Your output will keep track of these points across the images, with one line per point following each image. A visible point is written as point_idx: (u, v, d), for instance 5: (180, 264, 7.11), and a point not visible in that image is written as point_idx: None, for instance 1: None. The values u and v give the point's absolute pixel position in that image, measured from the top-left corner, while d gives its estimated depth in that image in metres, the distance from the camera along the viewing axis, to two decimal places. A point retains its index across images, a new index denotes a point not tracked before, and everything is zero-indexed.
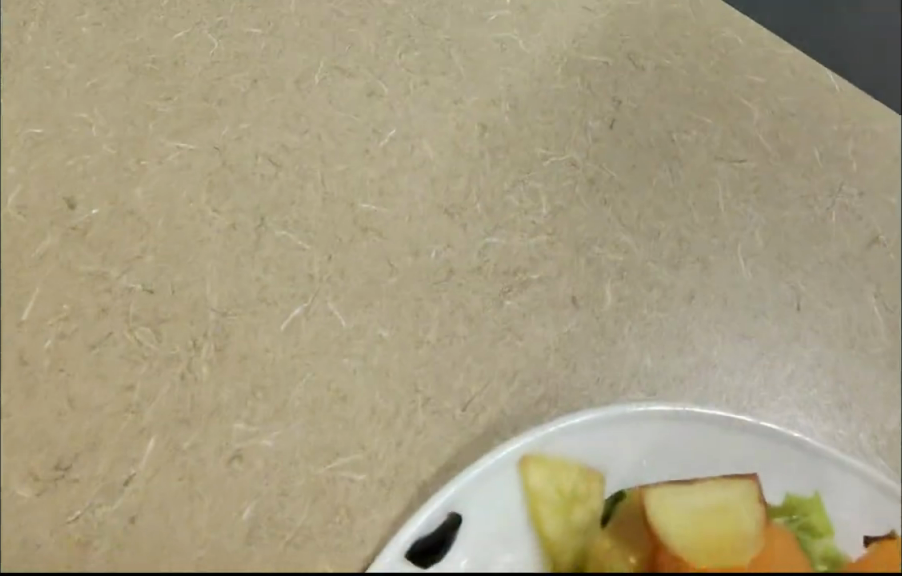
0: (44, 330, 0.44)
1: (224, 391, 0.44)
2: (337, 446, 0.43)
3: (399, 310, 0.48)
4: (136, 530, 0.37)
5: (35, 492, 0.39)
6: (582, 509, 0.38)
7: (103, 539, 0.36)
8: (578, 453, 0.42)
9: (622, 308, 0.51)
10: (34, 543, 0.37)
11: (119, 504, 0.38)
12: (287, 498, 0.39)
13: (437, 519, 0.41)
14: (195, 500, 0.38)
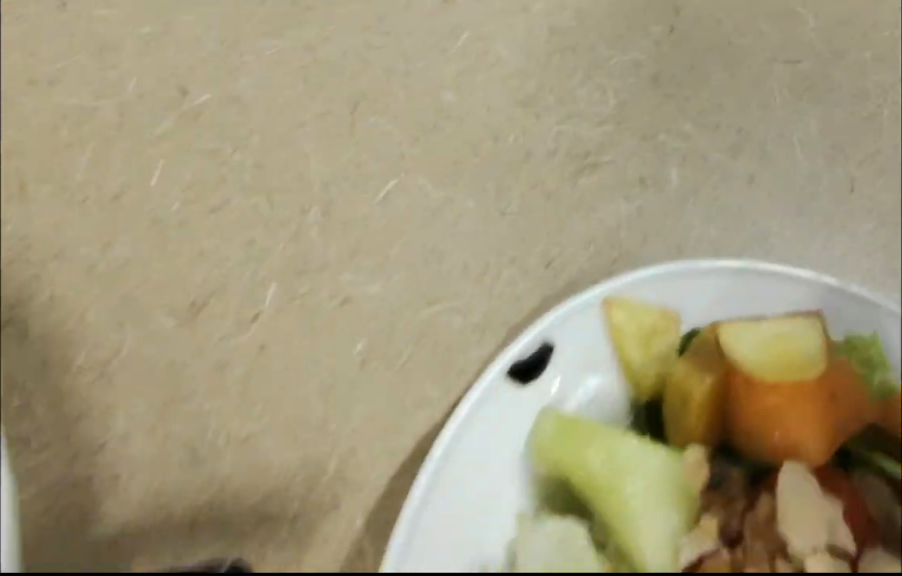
0: (170, 196, 0.49)
1: (332, 247, 0.49)
2: (436, 292, 0.49)
3: (484, 185, 0.52)
4: (267, 354, 0.46)
5: (176, 324, 0.46)
6: (662, 342, 0.42)
7: (240, 359, 0.46)
8: (655, 299, 0.42)
9: (686, 189, 0.55)
10: (182, 364, 0.45)
11: (249, 333, 0.46)
12: (394, 334, 0.48)
13: (525, 349, 0.41)
14: (321, 333, 0.47)
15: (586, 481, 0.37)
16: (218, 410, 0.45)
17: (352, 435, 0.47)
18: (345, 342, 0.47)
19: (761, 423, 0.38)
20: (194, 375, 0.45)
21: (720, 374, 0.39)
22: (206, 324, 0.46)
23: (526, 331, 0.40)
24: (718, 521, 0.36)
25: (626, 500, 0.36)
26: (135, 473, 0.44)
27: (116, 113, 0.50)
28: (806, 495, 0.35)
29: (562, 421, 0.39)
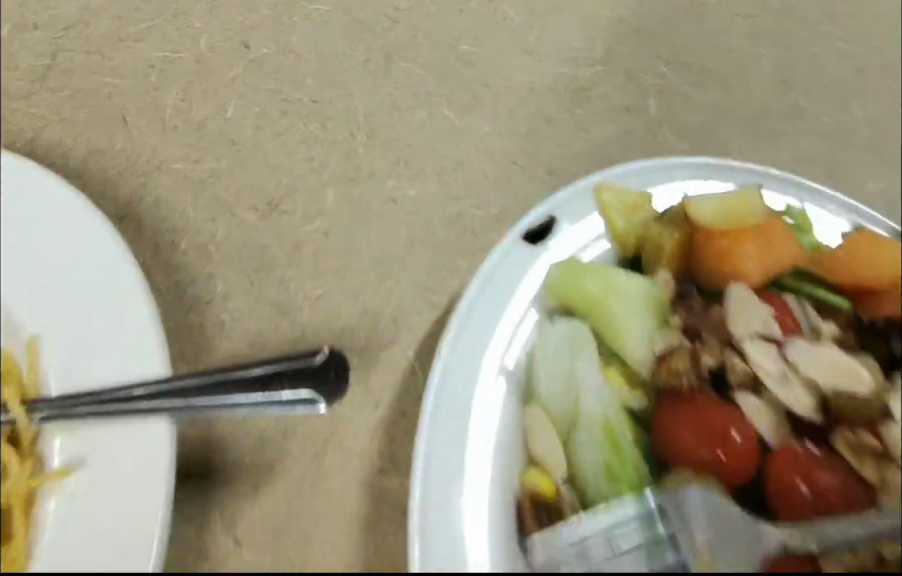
0: (243, 124, 0.61)
1: (375, 160, 0.60)
2: (459, 194, 0.59)
3: (497, 113, 0.63)
4: (332, 238, 0.56)
5: (259, 218, 0.56)
6: (640, 215, 0.51)
7: (309, 242, 0.56)
8: (634, 186, 0.52)
9: (665, 113, 0.65)
10: (264, 246, 0.55)
11: (316, 223, 0.56)
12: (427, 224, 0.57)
13: (534, 221, 0.50)
14: (367, 223, 0.57)
15: (581, 298, 0.46)
16: (298, 279, 0.54)
17: (401, 298, 0.53)
18: (391, 229, 0.57)
19: (718, 263, 0.46)
20: (275, 254, 0.55)
21: (685, 230, 0.48)
22: (279, 218, 0.57)
23: (534, 207, 0.50)
24: (681, 321, 0.44)
25: (613, 307, 0.45)
26: (239, 320, 0.52)
27: (193, 61, 0.63)
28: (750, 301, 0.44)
29: (566, 267, 0.47)
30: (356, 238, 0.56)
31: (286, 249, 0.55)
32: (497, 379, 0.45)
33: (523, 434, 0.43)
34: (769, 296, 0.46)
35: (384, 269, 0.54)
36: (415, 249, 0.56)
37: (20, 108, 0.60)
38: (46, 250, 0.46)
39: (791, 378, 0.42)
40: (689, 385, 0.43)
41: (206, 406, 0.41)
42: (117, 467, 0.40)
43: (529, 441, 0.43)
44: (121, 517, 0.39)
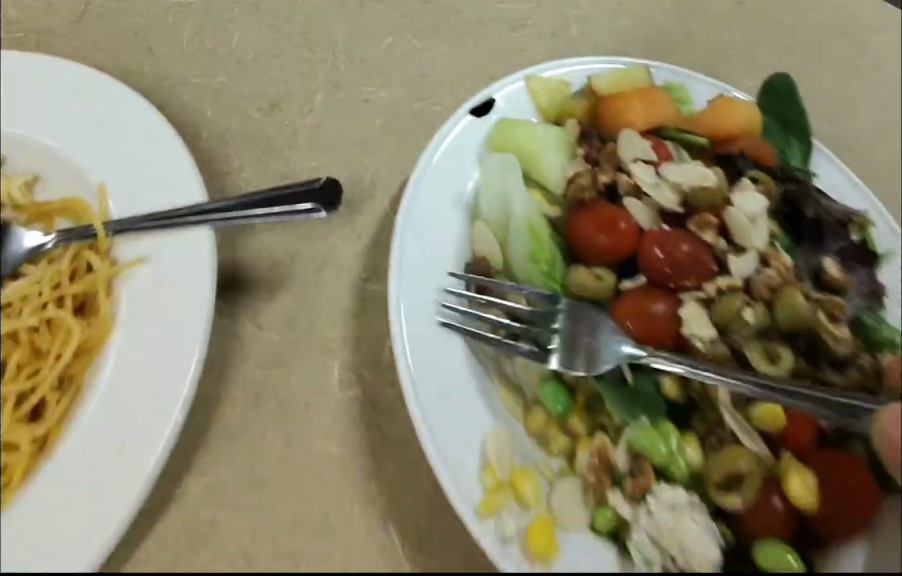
0: (246, 50, 0.76)
1: (353, 74, 0.75)
2: (421, 96, 0.74)
3: (451, 37, 0.79)
4: (321, 129, 0.71)
5: (263, 116, 0.72)
6: (558, 95, 0.64)
7: (304, 132, 0.71)
8: (557, 76, 0.65)
9: (587, 33, 0.81)
10: (269, 135, 0.70)
11: (309, 118, 0.71)
12: (396, 118, 0.72)
13: (478, 101, 0.62)
14: (349, 118, 0.72)
15: (515, 146, 0.60)
16: (296, 157, 0.69)
17: (378, 167, 0.68)
18: (368, 121, 0.72)
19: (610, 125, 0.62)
20: (277, 140, 0.70)
21: (587, 106, 0.64)
22: (279, 116, 0.72)
23: (476, 94, 0.62)
24: (584, 153, 0.60)
25: (536, 155, 0.60)
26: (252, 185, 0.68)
27: (203, 5, 0.79)
28: (633, 139, 0.59)
29: (504, 129, 0.61)
30: (341, 128, 0.71)
31: (285, 137, 0.70)
32: (455, 209, 0.58)
33: (472, 242, 0.57)
34: (654, 140, 0.60)
35: (363, 149, 0.69)
36: (387, 135, 0.71)
37: (66, 42, 0.75)
38: (99, 118, 0.61)
39: (662, 184, 0.57)
40: (591, 197, 0.57)
41: (236, 218, 0.55)
42: (172, 251, 0.54)
43: (476, 246, 0.57)
44: (181, 278, 0.53)
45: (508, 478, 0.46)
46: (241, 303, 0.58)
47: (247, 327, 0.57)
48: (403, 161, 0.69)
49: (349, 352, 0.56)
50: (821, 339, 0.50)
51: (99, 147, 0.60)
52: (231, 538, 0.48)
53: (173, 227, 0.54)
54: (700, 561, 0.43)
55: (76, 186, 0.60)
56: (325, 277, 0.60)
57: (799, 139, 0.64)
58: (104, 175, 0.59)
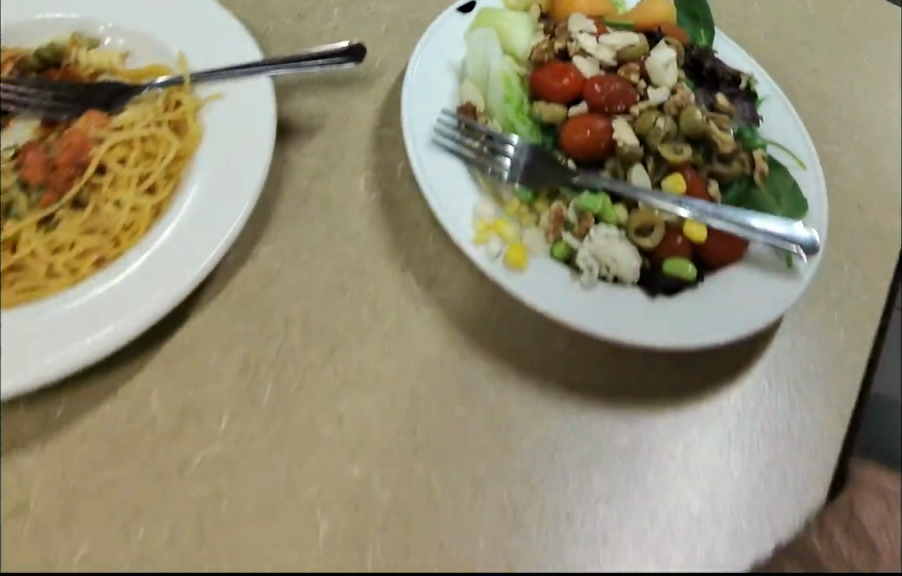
0: None
1: None
2: (417, 6, 0.93)
3: None
4: (339, 31, 0.90)
5: (292, 21, 0.90)
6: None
7: (326, 34, 0.90)
8: None
9: None
10: (298, 36, 0.89)
11: (329, 23, 0.90)
12: (398, 21, 0.91)
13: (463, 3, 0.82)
14: (360, 22, 0.90)
15: (495, 26, 0.80)
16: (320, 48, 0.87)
17: (385, 53, 0.86)
18: (375, 23, 0.90)
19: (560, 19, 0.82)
20: (304, 40, 0.89)
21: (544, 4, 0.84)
22: (304, 22, 0.90)
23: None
24: (544, 30, 0.81)
25: (510, 34, 0.80)
26: None
27: None
28: (580, 21, 0.79)
29: (484, 16, 0.80)
30: (355, 29, 0.90)
31: (311, 37, 0.89)
32: (448, 73, 0.78)
33: (461, 95, 0.76)
34: (595, 21, 0.80)
35: (371, 42, 0.87)
36: (390, 37, 0.89)
37: None
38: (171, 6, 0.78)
39: (601, 47, 0.77)
40: (549, 58, 0.77)
41: (287, 68, 0.73)
42: (241, 90, 0.71)
43: (464, 97, 0.76)
44: (251, 105, 0.70)
45: (492, 222, 0.65)
46: (287, 140, 0.77)
47: (293, 155, 0.75)
48: (405, 49, 0.87)
49: (371, 173, 0.75)
50: (713, 140, 0.72)
51: (175, 27, 0.77)
52: (293, 281, 0.66)
53: (238, 76, 0.72)
54: (623, 266, 0.64)
55: (161, 58, 0.77)
56: (350, 126, 0.79)
57: (705, 29, 0.83)
58: (183, 45, 0.76)
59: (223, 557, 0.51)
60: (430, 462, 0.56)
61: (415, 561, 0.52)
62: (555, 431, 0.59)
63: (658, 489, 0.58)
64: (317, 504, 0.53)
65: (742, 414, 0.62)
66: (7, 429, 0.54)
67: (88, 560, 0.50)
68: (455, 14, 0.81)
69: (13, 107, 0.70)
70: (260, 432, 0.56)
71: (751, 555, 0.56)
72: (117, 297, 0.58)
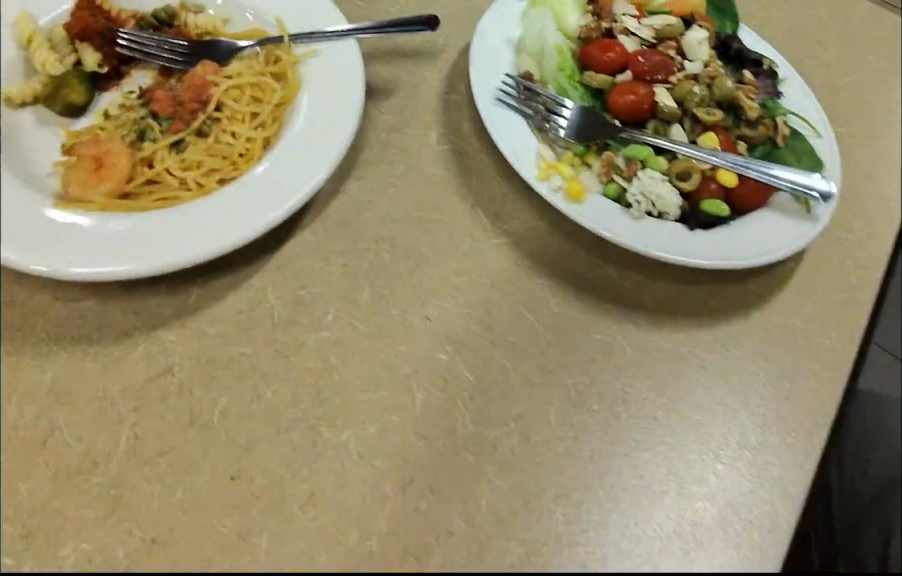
0: None
1: None
2: None
3: None
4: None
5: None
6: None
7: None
8: None
9: None
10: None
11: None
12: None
13: None
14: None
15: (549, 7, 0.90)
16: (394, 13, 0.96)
17: (453, 20, 0.95)
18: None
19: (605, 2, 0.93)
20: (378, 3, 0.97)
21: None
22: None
23: None
24: (594, 12, 0.92)
25: (563, 17, 0.90)
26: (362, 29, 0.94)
27: None
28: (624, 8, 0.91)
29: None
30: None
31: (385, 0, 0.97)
32: (507, 46, 0.88)
33: (518, 65, 0.86)
34: (637, 7, 0.92)
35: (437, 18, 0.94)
36: (450, 18, 0.96)
37: None
38: None
39: (642, 28, 0.89)
40: (598, 37, 0.89)
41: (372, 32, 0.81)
42: (331, 49, 0.79)
43: (520, 67, 0.86)
44: (343, 53, 0.79)
45: (553, 163, 0.76)
46: (367, 99, 0.86)
47: (374, 112, 0.84)
48: (471, 16, 0.96)
49: (440, 128, 0.84)
50: (741, 107, 0.83)
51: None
52: (381, 209, 0.75)
53: (327, 38, 0.80)
54: (666, 202, 0.74)
55: (259, 22, 0.85)
56: (420, 92, 0.87)
57: (732, 21, 0.94)
58: (280, 11, 0.84)
59: (337, 416, 0.60)
60: (506, 351, 0.66)
61: (500, 426, 0.62)
62: (610, 338, 0.69)
63: (698, 384, 0.67)
64: (412, 379, 0.63)
65: (768, 332, 0.72)
66: (149, 313, 0.65)
67: (227, 413, 0.60)
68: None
69: (137, 55, 0.81)
70: (361, 323, 0.66)
71: (778, 436, 0.66)
72: (242, 207, 0.68)
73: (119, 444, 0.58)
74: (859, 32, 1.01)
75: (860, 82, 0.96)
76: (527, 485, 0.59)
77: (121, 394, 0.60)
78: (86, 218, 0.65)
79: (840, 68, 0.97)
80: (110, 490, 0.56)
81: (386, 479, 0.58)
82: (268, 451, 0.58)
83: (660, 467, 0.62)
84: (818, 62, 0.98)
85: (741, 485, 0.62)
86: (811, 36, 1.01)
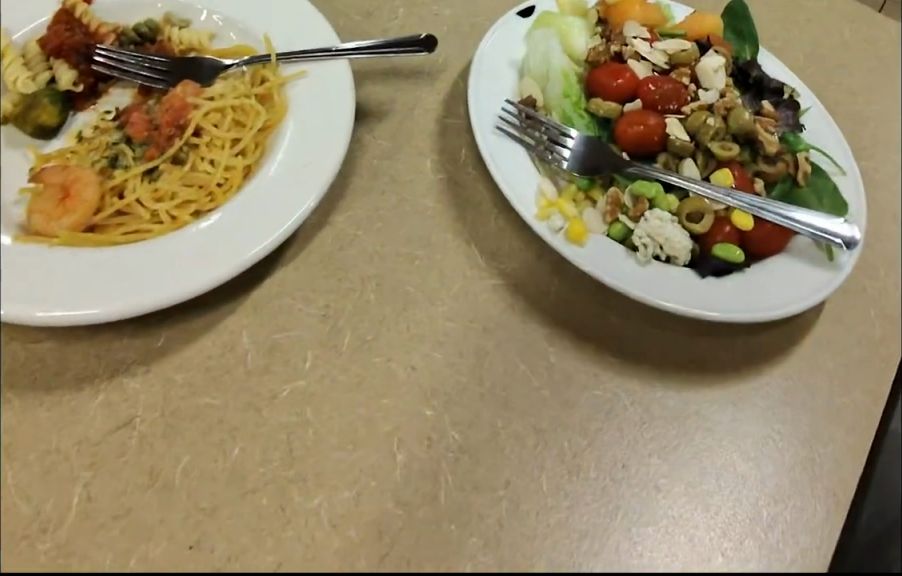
0: None
1: None
2: None
3: None
4: (412, 10, 0.93)
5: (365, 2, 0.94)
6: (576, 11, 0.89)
7: (399, 12, 0.93)
8: None
9: None
10: (371, 13, 0.93)
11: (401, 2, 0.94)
12: (468, 5, 0.94)
13: (523, 6, 0.88)
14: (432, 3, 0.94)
15: (556, 29, 0.85)
16: (393, 30, 0.91)
17: (454, 38, 0.90)
18: (445, 6, 0.94)
19: (615, 23, 0.87)
20: (377, 18, 0.92)
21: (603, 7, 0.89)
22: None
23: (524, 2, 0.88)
24: (604, 34, 0.87)
25: (570, 40, 0.85)
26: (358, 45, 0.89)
27: None
28: (636, 31, 0.85)
29: (545, 18, 0.86)
30: (427, 10, 0.93)
31: (384, 15, 0.93)
32: (509, 70, 0.83)
33: (521, 89, 0.82)
34: (649, 30, 0.87)
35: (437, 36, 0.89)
36: (451, 37, 0.90)
37: None
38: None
39: (654, 52, 0.84)
40: (607, 61, 0.84)
41: (364, 54, 0.75)
42: (321, 69, 0.74)
43: (523, 91, 0.81)
44: (333, 76, 0.73)
45: (554, 200, 0.71)
46: (359, 122, 0.81)
47: (366, 137, 0.79)
48: (474, 34, 0.91)
49: (435, 156, 0.79)
50: (759, 141, 0.80)
51: (258, 14, 0.80)
52: (368, 245, 0.70)
53: (318, 58, 0.75)
54: (677, 246, 0.70)
55: (247, 40, 0.80)
56: (416, 115, 0.82)
57: (751, 46, 0.88)
58: (268, 29, 0.79)
59: (311, 477, 0.55)
60: (496, 408, 0.61)
61: (487, 494, 0.57)
62: (609, 396, 0.64)
63: (706, 450, 0.62)
64: (394, 438, 0.58)
65: (781, 390, 0.67)
66: (112, 358, 0.60)
67: (190, 473, 0.55)
68: (519, 17, 0.87)
69: (114, 73, 0.77)
70: (341, 372, 0.61)
71: (793, 511, 0.61)
72: (215, 245, 0.62)
73: (71, 507, 0.53)
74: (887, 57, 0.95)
75: (886, 112, 0.90)
76: (514, 562, 0.55)
77: (77, 448, 0.55)
78: (46, 253, 0.60)
79: (865, 97, 0.92)
80: (58, 559, 0.51)
81: (360, 552, 0.53)
82: (233, 518, 0.53)
83: (662, 543, 0.57)
84: (842, 89, 0.92)
85: (748, 566, 0.58)
86: (833, 60, 0.95)
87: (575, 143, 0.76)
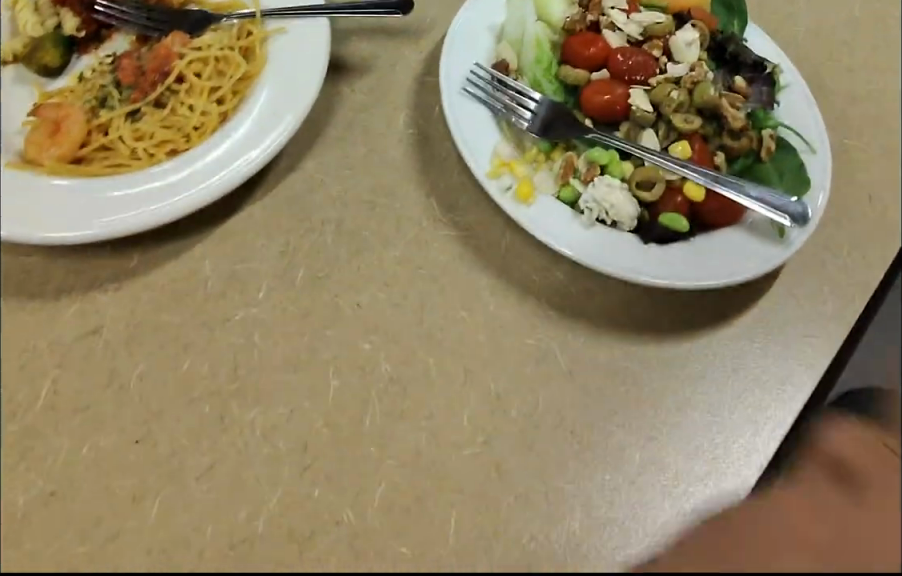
0: None
1: None
2: None
3: None
4: None
5: None
6: None
7: None
8: None
9: None
10: None
11: None
12: None
13: None
14: None
15: None
16: None
17: None
18: None
19: None
20: None
21: None
22: None
23: None
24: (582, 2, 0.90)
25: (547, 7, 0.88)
26: None
27: None
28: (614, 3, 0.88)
29: None
30: None
31: None
32: (485, 35, 0.86)
33: (498, 54, 0.85)
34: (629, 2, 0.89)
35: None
36: None
37: None
38: None
39: (630, 23, 0.87)
40: (581, 28, 0.86)
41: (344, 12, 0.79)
42: (303, 28, 0.78)
43: (499, 56, 0.85)
44: (311, 34, 0.78)
45: (507, 159, 0.76)
46: (341, 76, 0.85)
47: (345, 90, 0.84)
48: None
49: (409, 111, 0.83)
50: (724, 116, 0.81)
51: None
52: (332, 191, 0.75)
53: (301, 17, 0.79)
54: (622, 212, 0.74)
55: None
56: (396, 71, 0.86)
57: (739, 20, 0.89)
58: None
59: (251, 393, 0.62)
60: (429, 347, 0.67)
61: (408, 421, 0.63)
62: (539, 342, 0.68)
63: (629, 405, 0.66)
64: (330, 366, 0.65)
65: (711, 354, 0.70)
66: (88, 274, 0.67)
67: (145, 379, 0.62)
68: None
69: (115, 22, 0.83)
70: (290, 304, 0.67)
71: (705, 464, 0.64)
72: (182, 182, 0.68)
73: (39, 398, 0.61)
74: (878, 39, 0.95)
75: (866, 94, 0.91)
76: (423, 482, 0.60)
77: (49, 349, 0.63)
78: (30, 178, 0.67)
79: (847, 78, 0.92)
80: (24, 440, 0.59)
81: (286, 461, 0.60)
82: (178, 421, 0.60)
83: (571, 484, 0.62)
84: (825, 69, 0.93)
85: (651, 511, 0.61)
86: (823, 39, 0.95)
87: (539, 105, 0.80)
